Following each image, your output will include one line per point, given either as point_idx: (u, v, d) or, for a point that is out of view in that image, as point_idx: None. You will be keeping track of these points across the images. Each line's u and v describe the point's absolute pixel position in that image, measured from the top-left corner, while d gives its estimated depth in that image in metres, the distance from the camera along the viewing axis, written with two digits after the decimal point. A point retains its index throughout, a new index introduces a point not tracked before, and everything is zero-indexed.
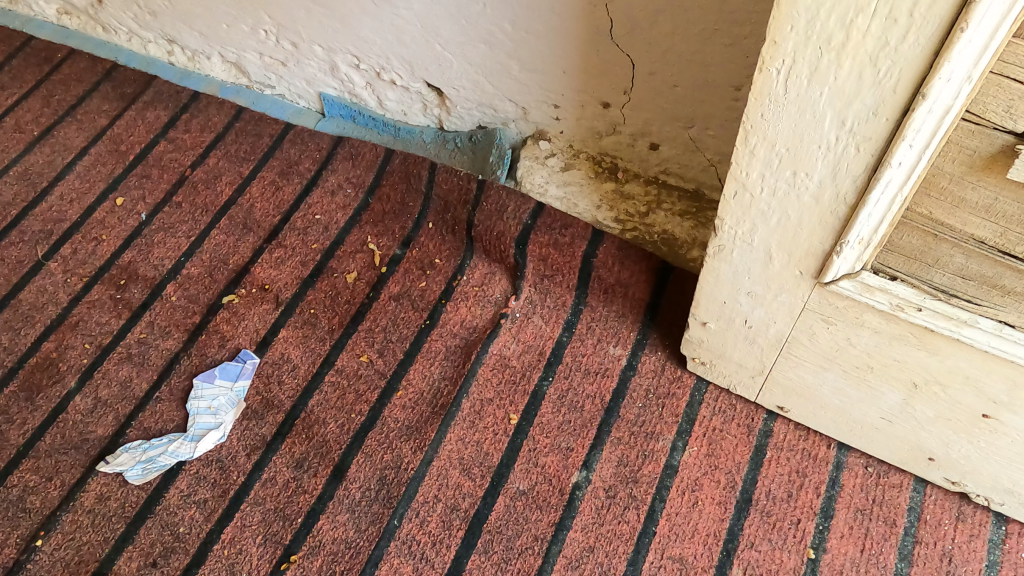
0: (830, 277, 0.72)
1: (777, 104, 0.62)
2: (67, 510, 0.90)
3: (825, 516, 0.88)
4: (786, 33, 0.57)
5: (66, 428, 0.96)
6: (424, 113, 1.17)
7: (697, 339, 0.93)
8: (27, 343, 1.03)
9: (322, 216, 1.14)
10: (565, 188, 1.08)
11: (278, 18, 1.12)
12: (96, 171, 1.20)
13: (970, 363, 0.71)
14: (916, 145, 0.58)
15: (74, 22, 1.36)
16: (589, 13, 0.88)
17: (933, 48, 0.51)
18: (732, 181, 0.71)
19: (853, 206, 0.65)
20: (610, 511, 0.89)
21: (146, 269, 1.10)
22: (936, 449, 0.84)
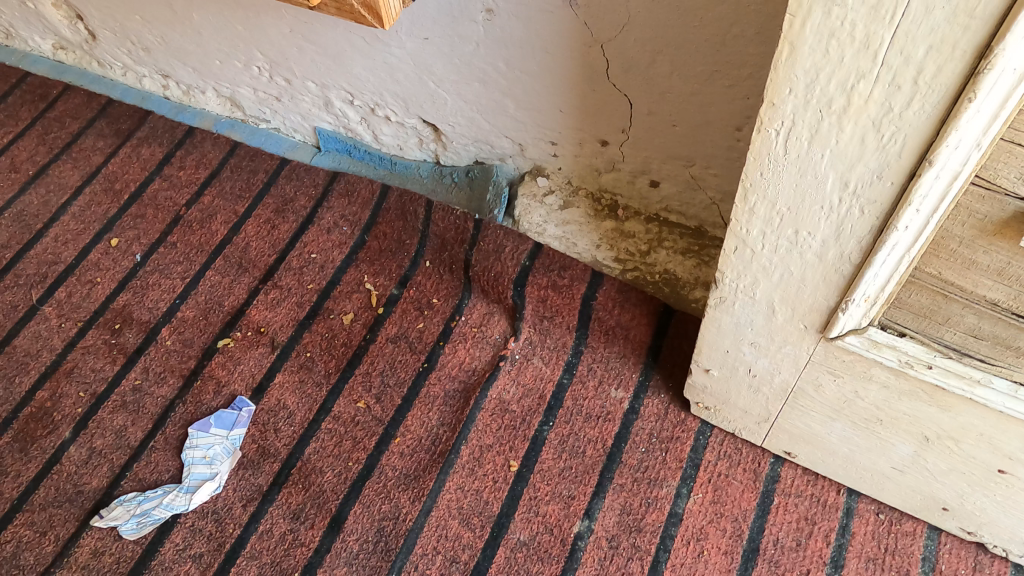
0: (835, 332, 0.69)
1: (777, 164, 0.59)
2: (61, 567, 0.88)
3: (835, 566, 0.86)
4: (784, 96, 0.54)
5: (60, 480, 0.95)
6: (420, 148, 1.15)
7: (700, 385, 0.90)
8: (21, 392, 1.02)
9: (318, 255, 1.13)
10: (564, 228, 1.06)
11: (270, 55, 1.10)
12: (91, 210, 1.19)
13: (984, 421, 0.68)
14: (923, 210, 0.55)
15: (70, 57, 1.35)
16: (583, 53, 0.86)
17: (939, 115, 0.49)
18: (732, 237, 0.69)
19: (859, 265, 0.62)
20: (613, 562, 0.87)
21: (141, 313, 1.08)
22: (951, 499, 0.81)
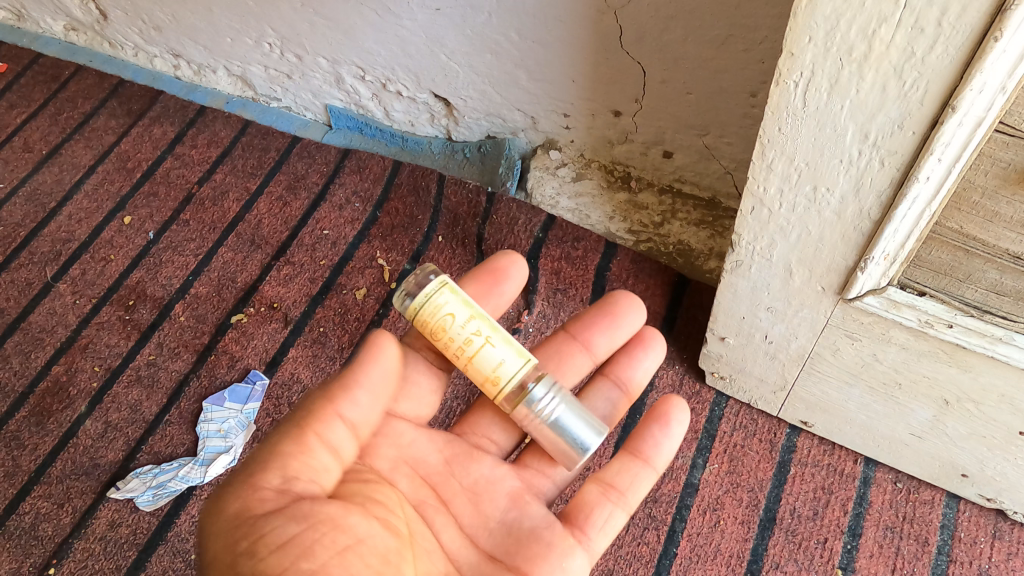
0: (853, 293, 0.69)
1: (795, 117, 0.59)
2: (79, 537, 0.89)
3: (853, 534, 0.85)
4: (804, 45, 0.54)
5: (76, 453, 0.95)
6: (431, 124, 1.15)
7: (716, 354, 0.90)
8: (37, 367, 1.02)
9: (330, 231, 1.13)
10: (577, 200, 1.06)
11: (281, 31, 1.10)
12: (104, 189, 1.19)
13: (1006, 380, 0.68)
14: (945, 160, 0.54)
15: (81, 39, 1.36)
16: (596, 21, 0.86)
17: (963, 58, 0.49)
18: (749, 197, 0.68)
19: (878, 221, 0.62)
20: (629, 533, 0.86)
21: (154, 289, 1.08)
22: (970, 465, 0.81)
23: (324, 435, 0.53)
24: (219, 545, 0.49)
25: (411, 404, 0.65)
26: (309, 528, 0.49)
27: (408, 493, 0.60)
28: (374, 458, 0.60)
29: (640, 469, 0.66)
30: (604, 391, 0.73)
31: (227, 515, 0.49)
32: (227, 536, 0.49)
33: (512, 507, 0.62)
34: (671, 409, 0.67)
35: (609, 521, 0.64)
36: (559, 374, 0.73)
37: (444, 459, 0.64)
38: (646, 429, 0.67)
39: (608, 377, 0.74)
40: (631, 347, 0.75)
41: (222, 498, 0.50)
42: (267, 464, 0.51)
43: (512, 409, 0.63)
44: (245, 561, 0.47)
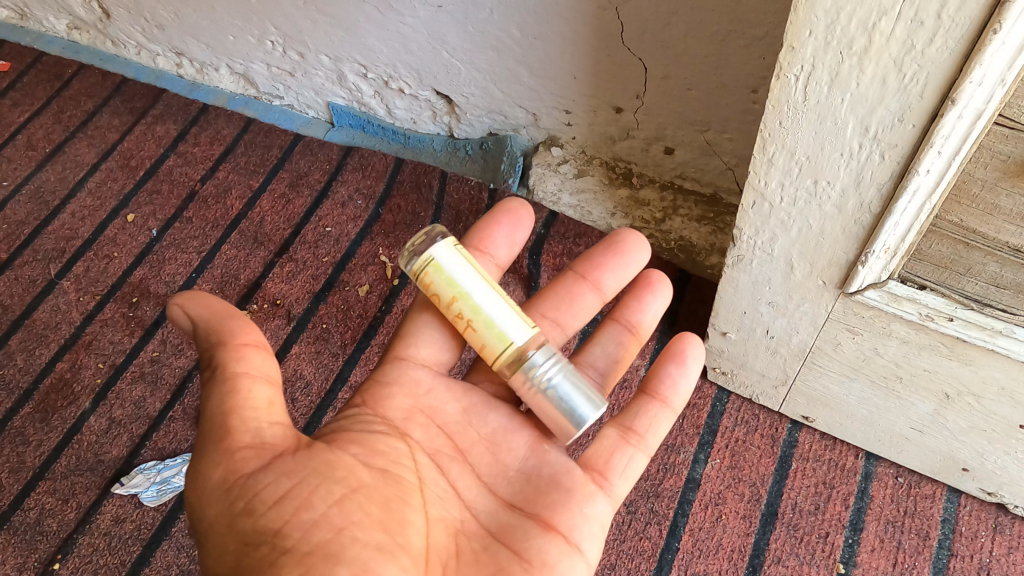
0: (854, 287, 0.69)
1: (796, 111, 0.59)
2: (83, 533, 0.89)
3: (854, 529, 0.85)
4: (804, 39, 0.54)
5: (81, 450, 0.95)
6: (433, 121, 1.16)
7: (717, 349, 0.90)
8: (41, 364, 1.03)
9: (333, 229, 1.13)
10: (578, 196, 1.06)
11: (284, 29, 1.10)
12: (107, 187, 1.20)
13: (1006, 374, 0.68)
14: (945, 153, 0.55)
15: (84, 37, 1.36)
16: (597, 17, 0.86)
17: (962, 50, 0.49)
18: (750, 191, 0.68)
19: (878, 215, 0.62)
20: (631, 527, 0.86)
21: (158, 286, 1.09)
22: (971, 459, 0.81)
23: (253, 370, 0.55)
24: (218, 512, 0.52)
25: (429, 352, 0.66)
26: (300, 482, 0.52)
27: (421, 442, 0.61)
28: (385, 408, 0.62)
29: (658, 408, 0.66)
30: (615, 334, 0.73)
31: (213, 482, 0.53)
32: (222, 503, 0.52)
33: (531, 457, 0.62)
34: (686, 347, 0.67)
35: (630, 464, 0.64)
36: (572, 316, 0.74)
37: (462, 409, 0.63)
38: (662, 368, 0.67)
39: (618, 320, 0.74)
40: (639, 291, 0.74)
41: (205, 466, 0.53)
42: (229, 425, 0.53)
43: (511, 376, 0.62)
44: (245, 520, 0.51)
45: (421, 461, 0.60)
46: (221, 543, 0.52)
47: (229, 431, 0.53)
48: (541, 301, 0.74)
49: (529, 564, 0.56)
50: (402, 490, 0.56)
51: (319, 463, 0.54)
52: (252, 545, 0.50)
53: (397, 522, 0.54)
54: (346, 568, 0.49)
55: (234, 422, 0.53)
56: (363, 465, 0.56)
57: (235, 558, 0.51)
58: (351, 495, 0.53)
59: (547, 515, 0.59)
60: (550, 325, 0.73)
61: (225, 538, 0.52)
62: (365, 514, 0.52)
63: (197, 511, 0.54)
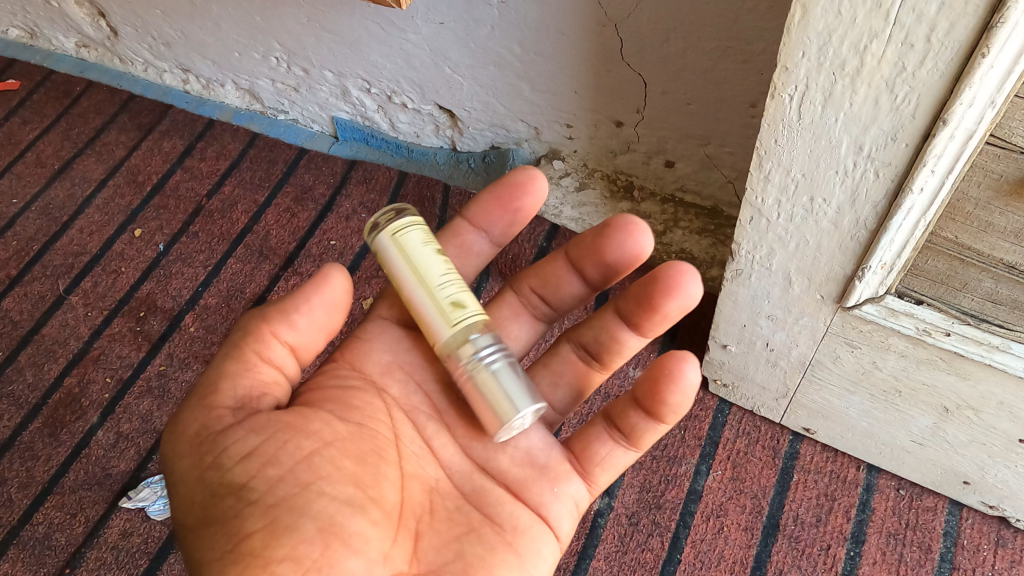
0: (851, 301, 0.70)
1: (791, 130, 0.60)
2: (91, 546, 0.90)
3: (855, 541, 0.86)
4: (797, 60, 0.55)
5: (89, 464, 0.97)
6: (436, 134, 1.17)
7: (718, 361, 0.90)
8: (50, 379, 1.04)
9: (337, 242, 1.14)
10: (579, 209, 1.07)
11: (288, 46, 1.12)
12: (115, 203, 1.21)
13: (1004, 389, 0.68)
14: (938, 171, 0.55)
15: (92, 55, 1.38)
16: (597, 33, 0.87)
17: (952, 72, 0.49)
18: (747, 207, 0.69)
19: (874, 231, 0.63)
20: (633, 539, 0.87)
21: (165, 300, 1.10)
22: (972, 473, 0.81)
23: (265, 349, 0.55)
24: (188, 465, 0.52)
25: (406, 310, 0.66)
26: (269, 438, 0.52)
27: (395, 398, 0.61)
28: (363, 362, 0.62)
29: (646, 424, 0.61)
30: (611, 329, 0.66)
31: (189, 437, 0.53)
32: (197, 454, 0.52)
33: None
34: (669, 378, 0.57)
35: (611, 458, 0.63)
36: (561, 297, 0.71)
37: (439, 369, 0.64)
38: (646, 397, 0.59)
39: (618, 316, 0.66)
40: (642, 302, 0.63)
41: (185, 422, 0.54)
42: (218, 387, 0.54)
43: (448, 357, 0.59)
44: (213, 474, 0.51)
45: (396, 416, 0.60)
46: (190, 495, 0.52)
47: (223, 394, 0.54)
48: (531, 275, 0.72)
49: (501, 528, 0.57)
50: (377, 446, 0.57)
51: (293, 418, 0.54)
52: (220, 497, 0.50)
53: (370, 476, 0.54)
54: (311, 521, 0.50)
55: (233, 384, 0.54)
56: (337, 420, 0.56)
57: (201, 509, 0.51)
58: (321, 449, 0.53)
59: (519, 484, 0.60)
60: (538, 301, 0.72)
61: (194, 490, 0.52)
62: (335, 468, 0.53)
63: (170, 466, 0.54)
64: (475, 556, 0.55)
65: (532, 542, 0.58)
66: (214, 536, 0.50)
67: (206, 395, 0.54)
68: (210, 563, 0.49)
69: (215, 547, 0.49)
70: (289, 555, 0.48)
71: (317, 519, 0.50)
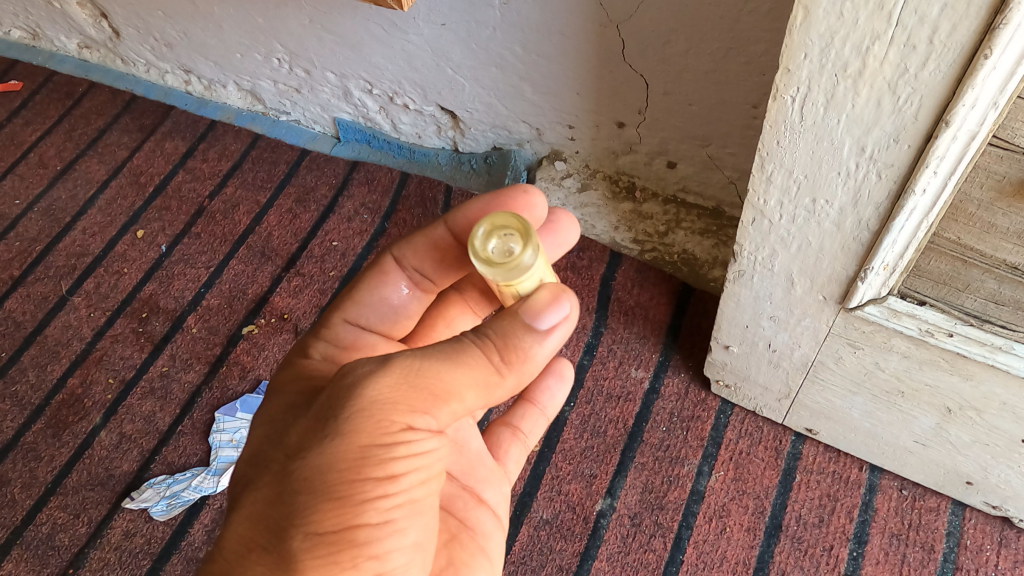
0: (854, 302, 0.70)
1: (793, 131, 0.60)
2: (95, 547, 0.91)
3: (858, 542, 0.86)
4: (799, 61, 0.55)
5: (92, 464, 0.97)
6: (438, 135, 1.17)
7: (720, 362, 0.90)
8: (53, 380, 1.04)
9: (340, 243, 1.14)
10: (582, 210, 1.08)
11: (290, 47, 1.12)
12: (117, 204, 1.21)
13: (1007, 389, 0.68)
14: (940, 173, 0.55)
15: (95, 56, 1.38)
16: (599, 34, 0.87)
17: (955, 74, 0.49)
18: (749, 208, 0.69)
19: (876, 232, 0.63)
20: (636, 539, 0.87)
21: (167, 301, 1.10)
22: (974, 473, 0.81)
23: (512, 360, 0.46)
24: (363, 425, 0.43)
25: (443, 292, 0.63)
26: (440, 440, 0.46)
27: None
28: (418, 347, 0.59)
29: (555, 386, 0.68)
30: None
31: (368, 400, 0.43)
32: (369, 431, 0.43)
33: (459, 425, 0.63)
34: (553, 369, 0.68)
35: (512, 450, 0.68)
36: None
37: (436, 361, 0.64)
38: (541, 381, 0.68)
39: None
40: None
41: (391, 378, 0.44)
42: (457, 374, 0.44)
43: None
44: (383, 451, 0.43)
45: None
46: (340, 453, 0.43)
47: (424, 406, 0.44)
48: None
49: (472, 531, 0.59)
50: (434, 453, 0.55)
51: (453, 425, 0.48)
52: (360, 479, 0.43)
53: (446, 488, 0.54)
54: (414, 534, 0.47)
55: (440, 404, 0.44)
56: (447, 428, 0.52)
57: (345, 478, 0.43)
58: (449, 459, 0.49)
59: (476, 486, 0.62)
60: None
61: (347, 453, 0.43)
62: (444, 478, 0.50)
63: (336, 403, 0.44)
64: (462, 563, 0.57)
65: (494, 544, 0.60)
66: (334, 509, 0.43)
67: (418, 379, 0.44)
68: (304, 530, 0.44)
69: (321, 519, 0.43)
70: (380, 556, 0.45)
71: (417, 535, 0.47)
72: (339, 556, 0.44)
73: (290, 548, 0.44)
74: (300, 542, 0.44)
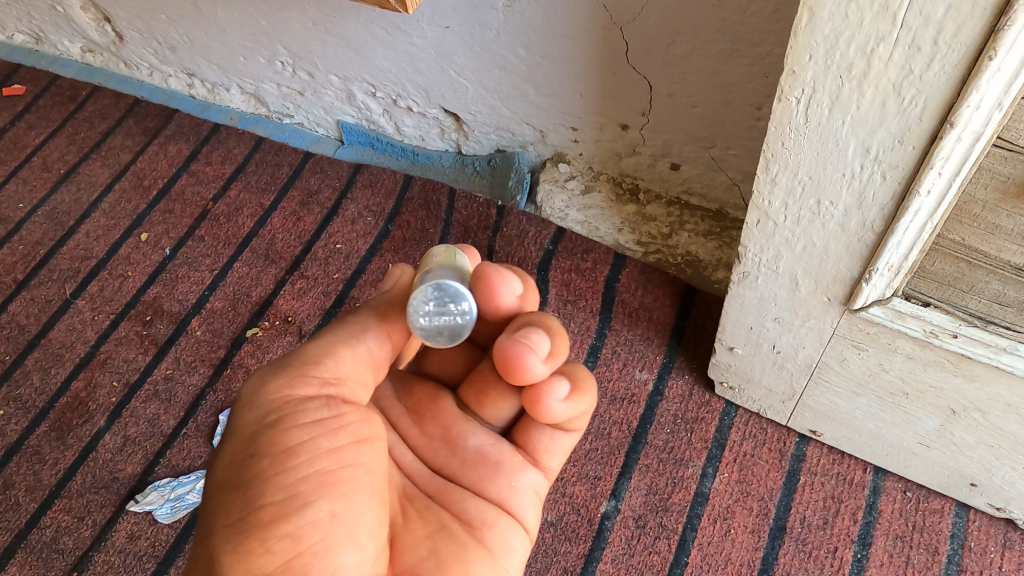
0: (859, 303, 0.70)
1: (798, 132, 0.60)
2: (99, 550, 0.91)
3: (862, 544, 0.86)
4: (804, 63, 0.55)
5: (96, 467, 0.97)
6: (441, 138, 1.17)
7: (724, 364, 0.90)
8: (57, 383, 1.04)
9: (343, 245, 1.14)
10: (585, 212, 1.07)
11: (294, 50, 1.12)
12: (121, 208, 1.22)
13: (1011, 390, 0.68)
14: (945, 174, 0.55)
15: (98, 60, 1.39)
16: (602, 36, 0.87)
17: (960, 75, 0.50)
18: (753, 210, 0.69)
19: (881, 233, 0.63)
20: (640, 541, 0.87)
21: (171, 304, 1.10)
22: (979, 474, 0.81)
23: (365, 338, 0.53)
24: (248, 418, 0.48)
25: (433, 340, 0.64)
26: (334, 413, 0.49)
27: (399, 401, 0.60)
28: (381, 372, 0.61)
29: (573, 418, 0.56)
30: None
31: (246, 393, 0.49)
32: (255, 412, 0.48)
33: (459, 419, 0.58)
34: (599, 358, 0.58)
35: (556, 440, 0.58)
36: None
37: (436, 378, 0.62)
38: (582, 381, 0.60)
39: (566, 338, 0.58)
40: None
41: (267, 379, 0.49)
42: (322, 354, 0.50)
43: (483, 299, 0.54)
44: (269, 431, 0.47)
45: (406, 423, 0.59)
46: (233, 451, 0.47)
47: (298, 372, 0.49)
48: None
49: (467, 524, 0.54)
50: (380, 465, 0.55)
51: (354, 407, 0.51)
52: (255, 458, 0.46)
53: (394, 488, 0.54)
54: (329, 507, 0.46)
55: (317, 367, 0.50)
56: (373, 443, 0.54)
57: (238, 464, 0.46)
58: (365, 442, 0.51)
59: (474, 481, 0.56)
60: None
61: (238, 447, 0.47)
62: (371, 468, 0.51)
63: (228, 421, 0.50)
64: (449, 554, 0.52)
65: (499, 536, 0.54)
66: (234, 497, 0.46)
67: (283, 362, 0.50)
68: (218, 531, 0.45)
69: (229, 509, 0.46)
70: (292, 531, 0.45)
71: (333, 503, 0.47)
72: (249, 540, 0.45)
73: (213, 555, 0.45)
74: (218, 542, 0.45)
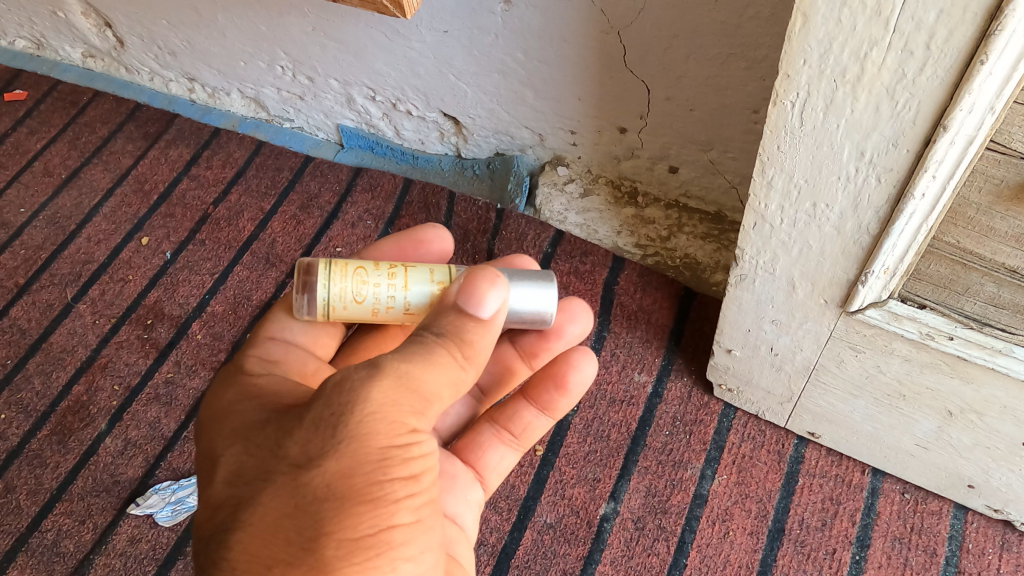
0: (855, 306, 0.70)
1: (793, 136, 0.61)
2: (100, 553, 0.91)
3: (860, 545, 0.86)
4: (799, 67, 0.56)
5: (97, 471, 0.97)
6: (441, 141, 1.18)
7: (722, 366, 0.91)
8: (58, 387, 1.05)
9: (343, 249, 1.15)
10: (584, 215, 1.08)
11: (294, 55, 1.13)
12: (121, 212, 1.22)
13: (1007, 392, 0.69)
14: (939, 177, 0.56)
15: (99, 65, 1.39)
16: (600, 41, 0.88)
17: (952, 79, 0.50)
18: (750, 212, 0.69)
19: (877, 236, 0.63)
20: (639, 543, 0.87)
21: (172, 307, 1.11)
22: (976, 476, 0.81)
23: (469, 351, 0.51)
24: (374, 432, 0.46)
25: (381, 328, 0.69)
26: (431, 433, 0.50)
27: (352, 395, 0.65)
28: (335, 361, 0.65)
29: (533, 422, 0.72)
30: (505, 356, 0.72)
31: (372, 406, 0.46)
32: (386, 432, 0.47)
33: None
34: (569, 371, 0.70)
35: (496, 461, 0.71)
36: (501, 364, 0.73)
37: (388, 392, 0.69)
38: (545, 391, 0.71)
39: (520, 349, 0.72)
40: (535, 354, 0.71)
41: (390, 391, 0.47)
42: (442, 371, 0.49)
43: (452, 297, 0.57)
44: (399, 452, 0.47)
45: None
46: (359, 463, 0.46)
47: (423, 396, 0.48)
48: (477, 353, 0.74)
49: None
50: None
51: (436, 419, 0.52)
52: (389, 479, 0.47)
53: None
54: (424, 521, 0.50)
55: (437, 388, 0.49)
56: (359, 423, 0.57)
57: (366, 481, 0.46)
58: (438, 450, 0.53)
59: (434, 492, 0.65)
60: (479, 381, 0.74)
61: (362, 460, 0.46)
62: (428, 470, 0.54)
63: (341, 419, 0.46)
64: None
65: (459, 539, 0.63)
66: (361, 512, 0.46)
67: (409, 380, 0.48)
68: (337, 538, 0.46)
69: (359, 522, 0.46)
70: (405, 546, 0.48)
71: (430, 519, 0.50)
72: (379, 556, 0.46)
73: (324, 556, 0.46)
74: (335, 550, 0.46)
